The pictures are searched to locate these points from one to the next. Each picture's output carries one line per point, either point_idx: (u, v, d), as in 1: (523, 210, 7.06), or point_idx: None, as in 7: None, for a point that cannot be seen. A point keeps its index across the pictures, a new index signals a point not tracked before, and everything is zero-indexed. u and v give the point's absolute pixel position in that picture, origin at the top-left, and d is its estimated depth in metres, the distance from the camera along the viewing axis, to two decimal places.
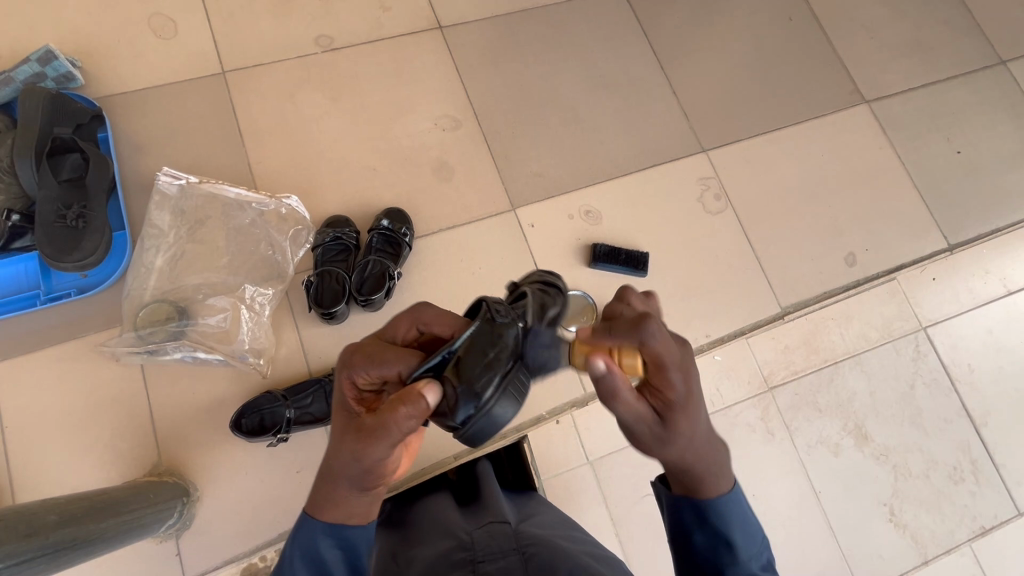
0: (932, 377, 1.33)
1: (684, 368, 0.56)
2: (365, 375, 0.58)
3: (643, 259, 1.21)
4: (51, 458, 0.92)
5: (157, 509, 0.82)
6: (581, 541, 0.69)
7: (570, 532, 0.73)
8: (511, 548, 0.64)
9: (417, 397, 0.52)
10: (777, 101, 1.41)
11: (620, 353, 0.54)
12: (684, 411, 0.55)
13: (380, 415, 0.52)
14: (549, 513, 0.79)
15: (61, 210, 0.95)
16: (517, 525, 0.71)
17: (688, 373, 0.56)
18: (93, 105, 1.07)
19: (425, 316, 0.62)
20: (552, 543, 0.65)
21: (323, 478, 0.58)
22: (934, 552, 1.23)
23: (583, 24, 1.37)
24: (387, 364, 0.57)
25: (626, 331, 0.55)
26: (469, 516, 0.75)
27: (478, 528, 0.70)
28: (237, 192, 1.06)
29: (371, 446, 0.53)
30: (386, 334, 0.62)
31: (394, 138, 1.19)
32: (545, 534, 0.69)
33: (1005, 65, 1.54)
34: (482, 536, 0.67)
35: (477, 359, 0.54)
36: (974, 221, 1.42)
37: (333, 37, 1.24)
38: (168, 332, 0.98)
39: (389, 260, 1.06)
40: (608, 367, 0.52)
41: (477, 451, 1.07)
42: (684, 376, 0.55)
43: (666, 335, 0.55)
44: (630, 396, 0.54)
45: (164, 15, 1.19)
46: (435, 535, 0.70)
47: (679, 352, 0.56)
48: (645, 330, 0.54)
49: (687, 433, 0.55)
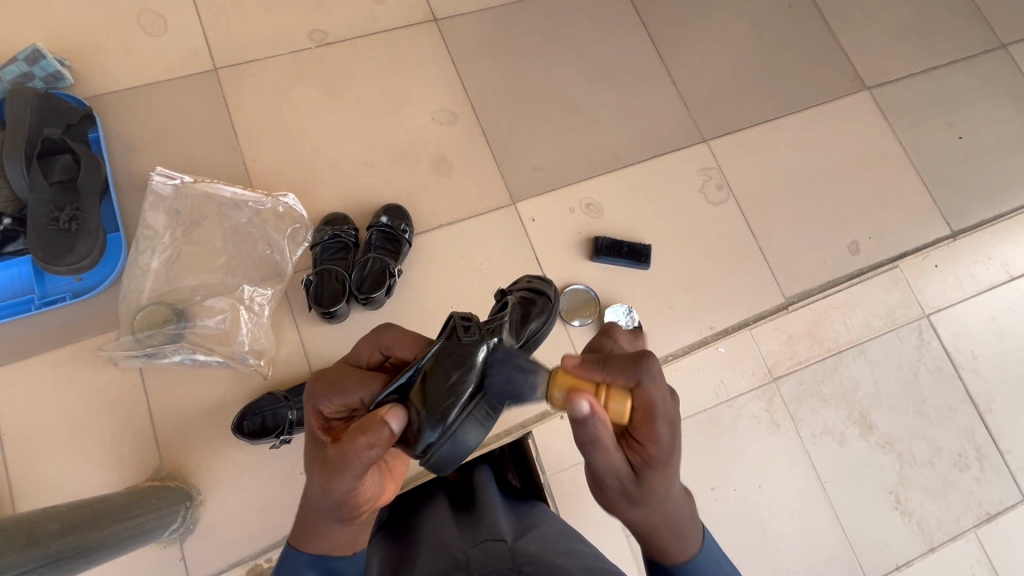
0: (936, 364, 1.32)
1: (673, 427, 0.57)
2: (329, 404, 0.62)
3: (645, 252, 1.19)
4: (50, 464, 0.91)
5: (160, 514, 0.81)
6: (583, 555, 0.65)
7: (573, 544, 0.69)
8: (507, 568, 0.61)
9: (375, 425, 0.54)
10: (777, 89, 1.39)
11: (610, 395, 0.51)
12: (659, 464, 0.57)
13: (339, 447, 0.55)
14: (551, 522, 0.75)
15: (54, 213, 0.93)
16: (515, 540, 0.68)
17: (674, 432, 0.57)
18: (83, 105, 1.05)
19: (386, 340, 0.66)
20: (551, 560, 0.62)
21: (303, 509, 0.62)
22: (940, 539, 1.23)
23: (580, 14, 1.35)
24: (347, 392, 0.61)
25: (622, 369, 0.55)
26: (466, 529, 0.72)
27: (474, 545, 0.67)
28: (233, 191, 1.05)
29: (335, 478, 0.56)
30: (352, 358, 0.67)
31: (391, 134, 1.18)
32: (544, 550, 0.65)
33: (1005, 49, 1.53)
34: (479, 555, 0.64)
35: (441, 377, 0.55)
36: (976, 207, 1.41)
37: (327, 32, 1.22)
38: (166, 335, 0.96)
39: (389, 257, 1.05)
40: (591, 407, 0.50)
41: (483, 448, 1.07)
42: (670, 435, 0.56)
43: (663, 389, 0.56)
44: (607, 442, 0.53)
45: (153, 12, 1.17)
46: (432, 552, 0.68)
47: (671, 410, 0.56)
48: (644, 371, 0.55)
49: (659, 492, 0.59)
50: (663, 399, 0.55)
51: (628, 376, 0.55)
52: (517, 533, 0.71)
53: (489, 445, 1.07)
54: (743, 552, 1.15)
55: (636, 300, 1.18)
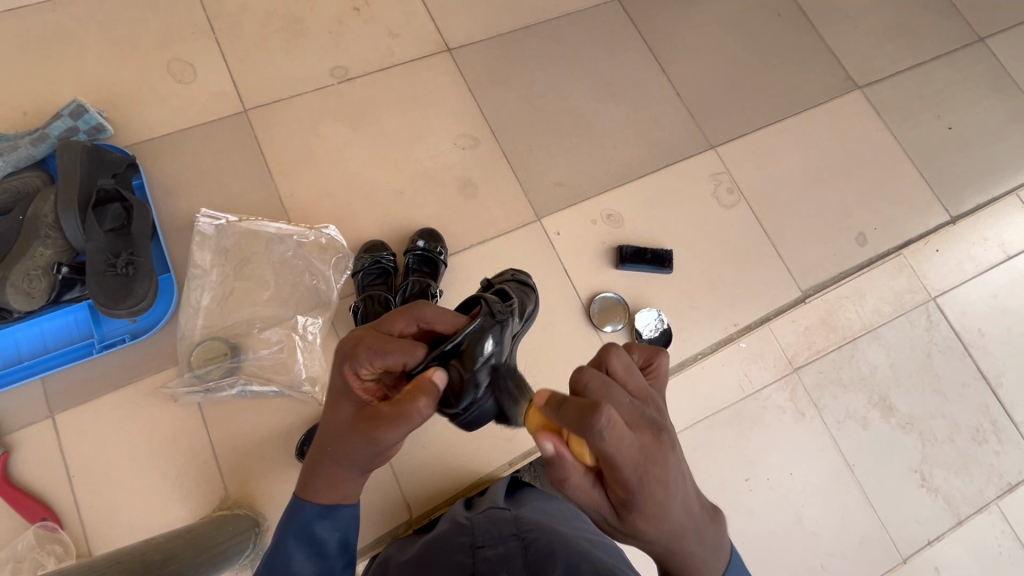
0: (946, 344, 1.39)
1: (643, 468, 0.51)
2: (370, 367, 0.60)
3: (667, 257, 1.25)
4: (120, 501, 0.94)
5: (237, 540, 0.85)
6: (585, 530, 0.71)
7: (578, 523, 0.74)
8: (510, 533, 0.68)
9: (432, 385, 0.57)
10: (775, 95, 1.47)
11: (572, 442, 0.53)
12: (642, 496, 0.52)
13: (397, 404, 0.56)
14: (559, 504, 0.82)
15: (110, 259, 0.97)
16: (516, 510, 0.77)
17: (644, 472, 0.51)
18: (126, 154, 1.10)
19: (426, 314, 0.65)
20: (550, 527, 0.68)
21: (321, 457, 0.63)
22: (967, 512, 1.29)
23: (584, 35, 1.41)
24: (394, 355, 0.60)
25: (571, 422, 0.51)
26: (472, 507, 0.84)
27: (480, 516, 0.77)
28: (277, 226, 1.09)
29: (381, 435, 0.57)
30: (384, 327, 0.64)
31: (417, 161, 1.23)
32: (541, 518, 0.73)
33: (983, 42, 1.62)
34: (486, 525, 0.72)
35: (477, 349, 0.62)
36: (971, 192, 1.49)
37: (348, 68, 1.28)
38: (224, 368, 1.00)
39: (429, 279, 1.10)
40: (553, 447, 0.53)
41: (530, 456, 1.11)
42: (639, 479, 0.51)
43: (619, 435, 0.49)
44: (578, 479, 0.55)
45: (182, 60, 1.22)
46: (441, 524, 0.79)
47: (633, 453, 0.50)
48: (590, 430, 0.48)
49: (649, 531, 0.55)
50: (619, 446, 0.49)
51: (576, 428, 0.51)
52: (518, 505, 0.81)
53: (537, 453, 1.12)
54: (779, 539, 1.20)
55: (662, 304, 1.24)
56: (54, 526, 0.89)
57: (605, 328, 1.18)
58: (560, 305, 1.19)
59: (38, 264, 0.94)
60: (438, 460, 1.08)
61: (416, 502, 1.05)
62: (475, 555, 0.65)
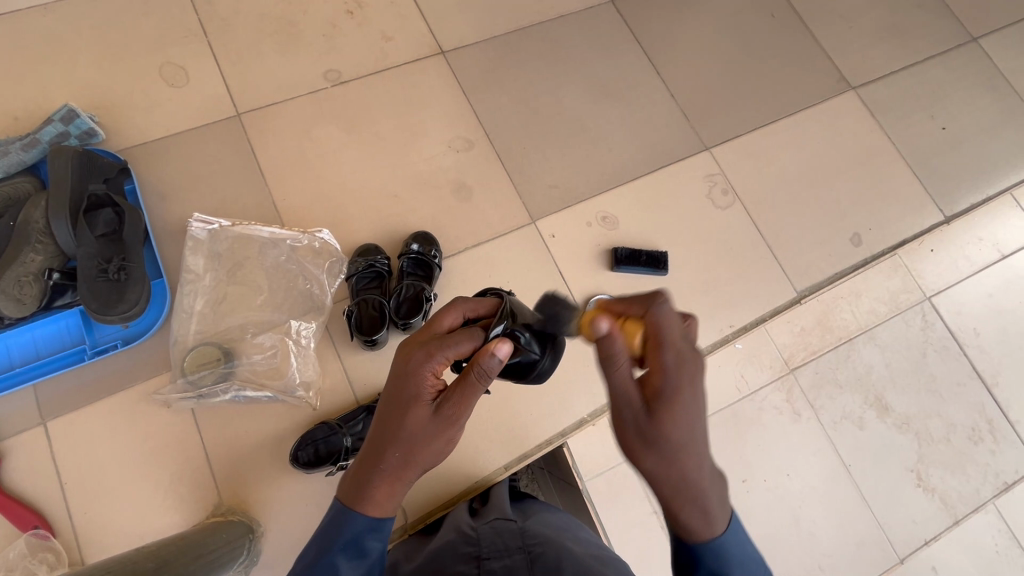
0: (942, 344, 1.39)
1: (683, 361, 0.56)
2: (444, 359, 0.62)
3: (662, 259, 1.25)
4: (113, 509, 0.94)
5: (231, 548, 0.84)
6: (587, 541, 0.73)
7: (580, 533, 0.76)
8: (516, 546, 0.70)
9: (498, 351, 0.60)
10: (769, 96, 1.47)
11: (628, 325, 0.57)
12: (679, 392, 0.55)
13: (472, 377, 0.60)
14: (556, 515, 0.83)
15: (102, 264, 0.96)
16: (522, 523, 0.78)
17: (685, 363, 0.56)
18: (118, 159, 1.10)
19: (468, 307, 0.70)
20: (556, 541, 0.70)
21: (385, 465, 0.62)
22: (963, 512, 1.29)
23: (578, 37, 1.41)
24: (463, 342, 0.62)
25: (637, 301, 0.59)
26: (478, 517, 0.85)
27: (485, 526, 0.78)
28: (270, 230, 1.09)
29: (463, 418, 0.62)
30: (436, 326, 0.66)
31: (412, 164, 1.23)
32: (549, 532, 0.74)
33: (976, 42, 1.62)
34: (491, 535, 0.74)
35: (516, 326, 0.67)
36: (965, 192, 1.49)
37: (341, 71, 1.27)
38: (218, 374, 1.00)
39: (423, 282, 1.09)
40: (608, 326, 0.56)
41: (525, 460, 1.11)
42: (678, 366, 0.55)
43: (673, 318, 0.57)
44: (622, 363, 0.56)
45: (174, 64, 1.22)
46: (447, 533, 0.80)
47: (683, 341, 0.56)
48: (654, 302, 0.58)
49: (674, 437, 0.54)
50: (673, 325, 0.57)
51: (641, 306, 0.58)
52: (525, 517, 0.82)
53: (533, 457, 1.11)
54: (777, 541, 1.20)
55: None
56: (46, 534, 0.89)
57: None
58: None
59: (30, 270, 0.94)
60: (433, 465, 1.07)
61: (412, 507, 1.05)
62: (482, 567, 0.66)
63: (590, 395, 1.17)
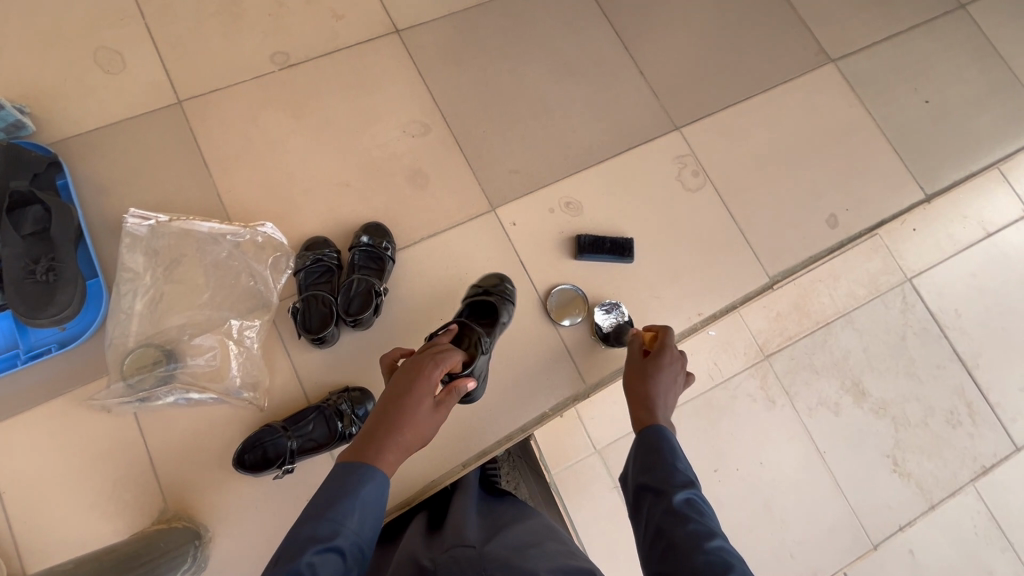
0: (922, 326, 1.35)
1: (671, 352, 0.86)
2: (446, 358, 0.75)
3: (628, 245, 1.20)
4: (53, 517, 0.91)
5: (171, 556, 0.82)
6: (555, 555, 0.70)
7: (545, 546, 0.73)
8: (473, 573, 0.66)
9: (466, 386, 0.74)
10: (744, 70, 1.40)
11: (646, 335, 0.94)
12: (665, 355, 0.85)
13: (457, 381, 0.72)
14: (519, 526, 0.79)
15: (30, 265, 0.93)
16: (482, 546, 0.72)
17: (673, 355, 0.86)
18: (49, 152, 1.04)
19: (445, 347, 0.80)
20: (515, 564, 0.67)
21: (390, 421, 0.66)
22: (940, 496, 1.26)
23: (542, 11, 1.34)
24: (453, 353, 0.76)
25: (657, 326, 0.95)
26: (436, 543, 0.76)
27: (442, 555, 0.71)
28: (210, 225, 1.05)
29: (442, 363, 0.72)
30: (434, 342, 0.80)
31: (364, 151, 1.17)
32: (512, 555, 0.69)
33: (964, 9, 1.55)
34: (445, 562, 0.69)
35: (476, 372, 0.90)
36: (949, 169, 1.42)
37: (289, 53, 1.21)
38: (157, 377, 0.96)
39: (374, 277, 1.05)
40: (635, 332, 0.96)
41: (485, 456, 1.06)
42: (668, 350, 0.86)
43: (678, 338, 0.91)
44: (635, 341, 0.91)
45: (110, 48, 1.15)
46: (402, 565, 0.73)
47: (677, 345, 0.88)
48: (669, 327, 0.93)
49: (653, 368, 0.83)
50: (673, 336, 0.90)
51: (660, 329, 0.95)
52: (487, 538, 0.76)
53: (491, 454, 1.07)
54: (750, 532, 1.18)
55: (624, 294, 1.19)
56: None
57: (563, 322, 1.14)
58: (516, 299, 1.15)
59: None
60: None
61: None
62: None
63: (551, 387, 1.12)
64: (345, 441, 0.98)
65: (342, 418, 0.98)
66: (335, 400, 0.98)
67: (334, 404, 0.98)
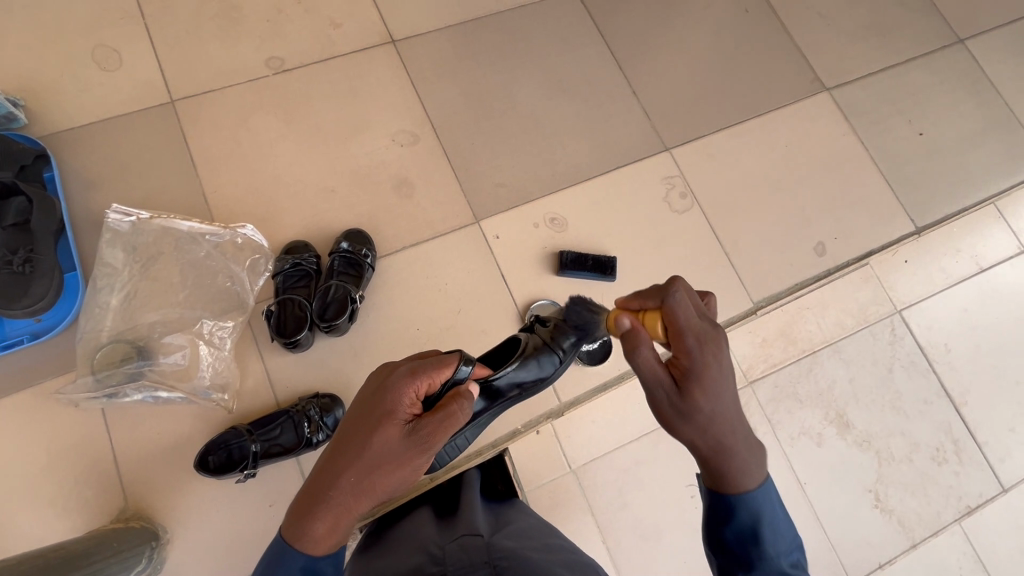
0: (910, 359, 1.33)
1: (704, 339, 0.59)
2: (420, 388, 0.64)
3: (610, 264, 1.20)
4: (11, 510, 0.90)
5: (122, 557, 0.81)
6: (563, 551, 0.71)
7: (551, 541, 0.74)
8: (482, 561, 0.65)
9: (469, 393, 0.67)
10: (738, 95, 1.40)
11: (647, 319, 0.61)
12: (703, 373, 0.58)
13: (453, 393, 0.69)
14: (525, 523, 0.81)
15: (7, 256, 0.94)
16: (490, 537, 0.73)
17: (710, 344, 0.59)
18: (37, 145, 1.05)
19: (426, 376, 0.65)
20: (524, 554, 0.67)
21: (330, 490, 0.58)
22: (922, 535, 1.23)
23: (539, 28, 1.35)
24: (437, 375, 0.66)
25: (651, 294, 0.62)
26: (445, 531, 0.76)
27: (451, 544, 0.71)
28: (189, 224, 1.05)
29: (434, 449, 0.62)
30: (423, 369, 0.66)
31: (351, 158, 1.18)
32: (519, 547, 0.70)
33: (962, 43, 1.55)
34: (454, 550, 0.69)
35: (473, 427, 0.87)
36: (939, 204, 1.42)
37: (284, 59, 1.22)
38: (125, 374, 0.96)
39: (351, 283, 1.05)
40: (629, 322, 0.61)
41: (453, 470, 1.09)
42: (701, 346, 0.59)
43: (689, 304, 0.60)
44: (647, 352, 0.60)
45: (107, 46, 1.17)
46: (410, 553, 0.72)
47: (702, 323, 0.59)
48: (668, 293, 0.60)
49: (705, 407, 0.58)
50: (688, 310, 0.59)
51: (656, 299, 0.62)
52: (493, 531, 0.77)
53: (459, 470, 1.10)
54: None
55: None
56: None
57: None
58: (494, 312, 1.14)
59: None
60: None
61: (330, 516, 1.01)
62: None
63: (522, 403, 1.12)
64: (311, 447, 0.97)
65: (310, 424, 0.97)
66: (303, 405, 0.98)
67: (302, 409, 0.97)
